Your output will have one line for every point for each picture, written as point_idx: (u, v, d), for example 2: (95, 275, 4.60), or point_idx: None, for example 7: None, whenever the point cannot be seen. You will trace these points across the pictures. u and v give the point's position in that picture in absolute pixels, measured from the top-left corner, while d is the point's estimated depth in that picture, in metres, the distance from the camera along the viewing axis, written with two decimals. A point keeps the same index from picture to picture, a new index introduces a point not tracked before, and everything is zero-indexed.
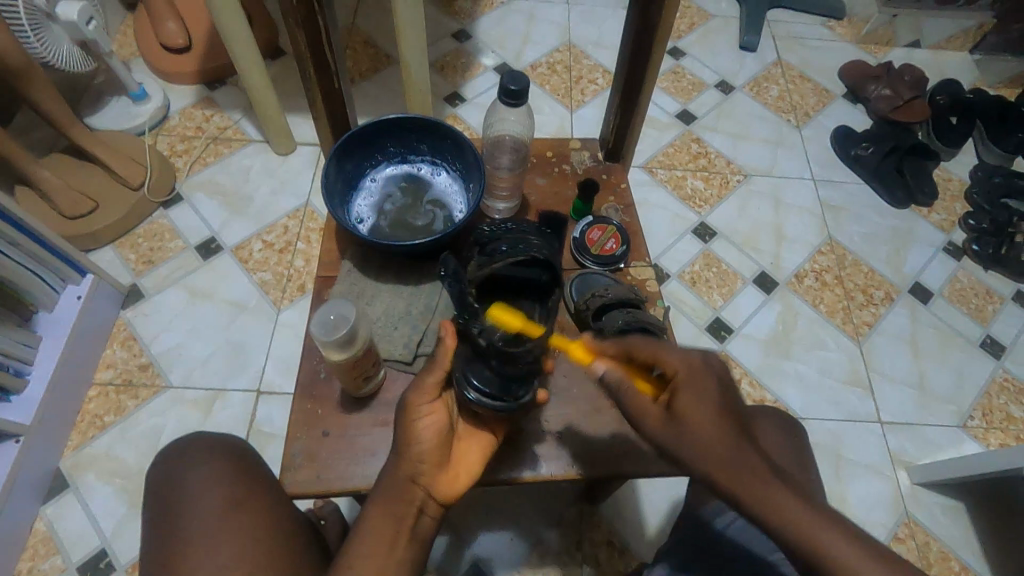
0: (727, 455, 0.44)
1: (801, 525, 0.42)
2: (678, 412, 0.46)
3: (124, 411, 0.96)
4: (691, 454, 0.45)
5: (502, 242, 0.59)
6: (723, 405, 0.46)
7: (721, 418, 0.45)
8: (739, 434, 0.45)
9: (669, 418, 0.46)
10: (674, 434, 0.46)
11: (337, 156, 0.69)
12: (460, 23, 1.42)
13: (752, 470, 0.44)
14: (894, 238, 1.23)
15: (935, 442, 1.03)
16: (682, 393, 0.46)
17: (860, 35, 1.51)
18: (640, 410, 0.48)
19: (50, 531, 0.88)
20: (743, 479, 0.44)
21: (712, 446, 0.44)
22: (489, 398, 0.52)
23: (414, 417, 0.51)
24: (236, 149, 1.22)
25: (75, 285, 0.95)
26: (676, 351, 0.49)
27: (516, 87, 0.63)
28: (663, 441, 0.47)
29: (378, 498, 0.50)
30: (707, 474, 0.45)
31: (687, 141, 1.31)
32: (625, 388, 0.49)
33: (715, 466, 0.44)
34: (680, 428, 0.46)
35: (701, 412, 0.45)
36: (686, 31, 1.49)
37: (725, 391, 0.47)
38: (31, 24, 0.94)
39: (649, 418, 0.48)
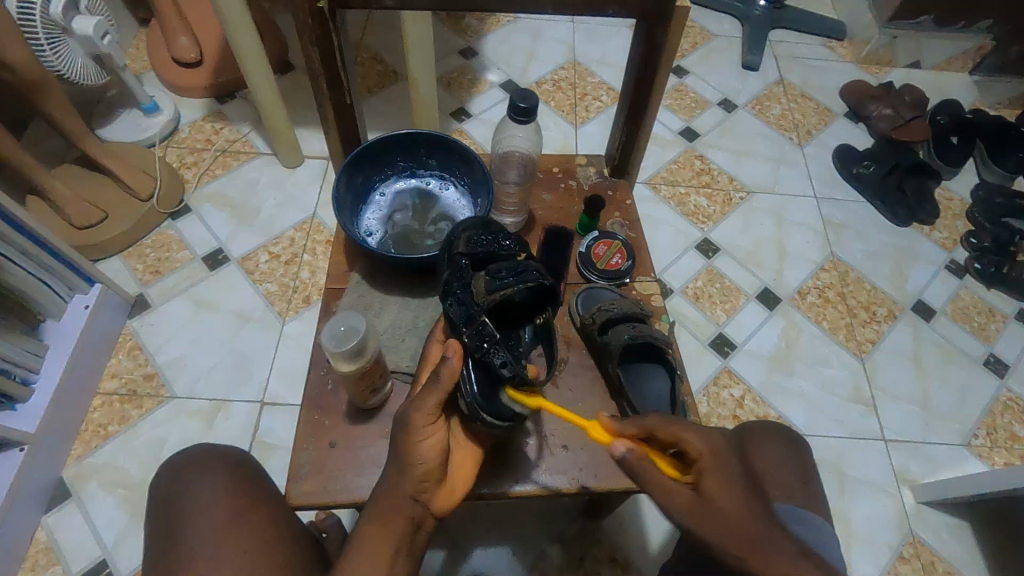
0: (757, 537, 0.46)
1: None
2: (708, 491, 0.48)
3: (128, 421, 0.96)
4: (721, 537, 0.46)
5: (504, 266, 0.56)
6: (746, 487, 0.48)
7: (746, 502, 0.47)
8: (766, 516, 0.47)
9: (699, 499, 0.48)
10: (703, 514, 0.47)
11: (347, 170, 0.70)
12: (467, 40, 1.44)
13: (782, 557, 0.45)
14: (896, 256, 1.24)
15: (938, 460, 1.03)
16: (710, 475, 0.48)
17: (861, 55, 1.53)
18: (668, 492, 0.48)
19: (51, 541, 0.87)
20: (775, 565, 0.45)
21: (743, 528, 0.46)
22: (499, 420, 0.52)
23: (414, 439, 0.49)
24: (244, 162, 1.24)
25: (83, 295, 0.95)
26: (699, 432, 0.50)
27: (525, 105, 0.64)
28: (689, 525, 0.48)
29: (378, 510, 0.50)
30: (740, 559, 0.46)
31: (690, 158, 1.33)
32: (651, 471, 0.49)
33: (748, 552, 0.45)
34: (711, 509, 0.47)
35: (728, 493, 0.47)
36: (689, 51, 1.51)
37: (749, 474, 0.49)
38: (47, 38, 0.96)
39: (677, 501, 0.48)
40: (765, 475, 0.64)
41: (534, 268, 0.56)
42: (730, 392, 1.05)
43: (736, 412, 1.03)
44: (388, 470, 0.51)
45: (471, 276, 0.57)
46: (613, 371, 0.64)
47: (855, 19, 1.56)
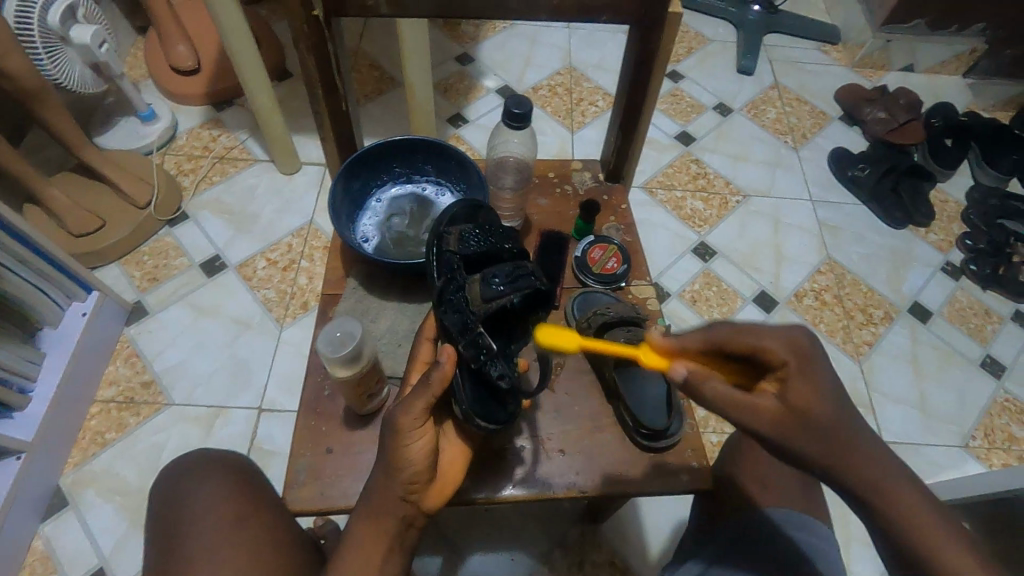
0: (854, 449, 0.40)
1: (934, 530, 0.38)
2: (797, 401, 0.41)
3: (125, 428, 0.96)
4: (810, 452, 0.41)
5: (500, 270, 0.52)
6: (843, 396, 0.41)
7: (842, 413, 0.40)
8: (865, 428, 0.41)
9: (784, 412, 0.42)
10: (789, 424, 0.41)
11: (343, 177, 0.70)
12: (463, 46, 1.45)
13: (885, 476, 0.39)
14: (892, 258, 1.25)
15: (937, 462, 1.03)
16: (798, 384, 0.42)
17: (855, 59, 1.54)
18: (746, 405, 0.42)
19: (48, 549, 0.87)
20: (874, 481, 0.39)
21: (838, 438, 0.40)
22: (491, 424, 0.53)
23: (404, 442, 0.48)
24: (242, 169, 1.24)
25: (81, 302, 0.96)
26: (782, 337, 0.43)
27: (519, 111, 0.65)
28: (775, 436, 0.42)
29: (367, 512, 0.50)
30: (834, 473, 0.40)
31: (686, 162, 1.33)
32: (717, 386, 0.43)
33: (843, 462, 0.40)
34: (801, 420, 0.41)
35: (819, 402, 0.41)
36: (684, 55, 1.52)
37: (846, 381, 0.42)
38: (45, 47, 0.97)
39: (753, 412, 0.42)
40: (766, 479, 0.63)
41: (531, 271, 0.53)
42: None
43: None
44: (376, 472, 0.50)
45: (463, 278, 0.54)
46: (608, 374, 0.65)
47: (849, 23, 1.57)
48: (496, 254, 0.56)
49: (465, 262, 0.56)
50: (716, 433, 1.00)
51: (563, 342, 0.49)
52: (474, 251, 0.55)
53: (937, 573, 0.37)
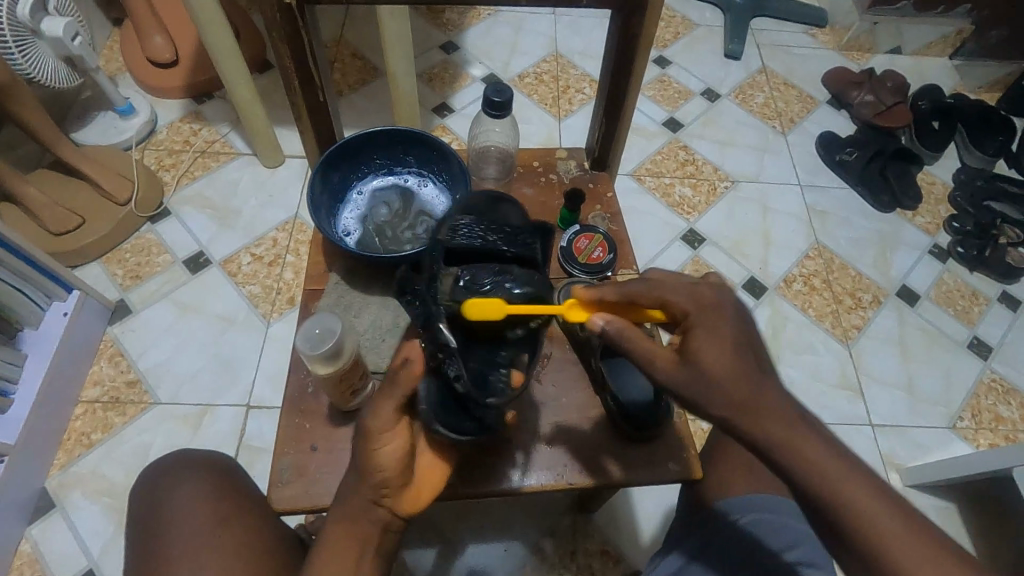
0: (748, 396, 0.41)
1: (823, 473, 0.41)
2: (694, 351, 0.43)
3: (111, 428, 0.95)
4: (715, 401, 0.42)
5: (484, 272, 0.50)
6: (738, 341, 0.43)
7: (740, 359, 0.42)
8: (760, 370, 0.42)
9: (683, 360, 0.43)
10: (691, 371, 0.42)
11: (322, 169, 0.69)
12: (447, 34, 1.43)
13: (783, 415, 0.41)
14: (880, 241, 1.25)
15: (924, 444, 1.03)
16: (698, 332, 0.43)
17: (842, 42, 1.54)
18: (648, 354, 0.44)
19: (36, 552, 0.86)
20: (775, 422, 0.41)
21: (732, 387, 0.41)
22: (458, 434, 0.51)
23: (374, 447, 0.48)
24: (224, 163, 1.22)
25: (61, 302, 0.94)
26: (682, 289, 0.46)
27: (499, 99, 0.63)
28: (673, 386, 0.43)
29: (341, 511, 0.51)
30: (734, 422, 0.42)
31: (674, 148, 1.32)
32: (627, 335, 0.44)
33: (738, 410, 0.41)
34: (697, 369, 0.42)
35: (719, 349, 0.42)
36: (671, 41, 1.50)
37: (744, 327, 0.44)
38: (16, 41, 0.94)
39: (660, 365, 0.43)
40: (751, 462, 0.63)
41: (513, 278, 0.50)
42: None
43: None
44: (351, 475, 0.51)
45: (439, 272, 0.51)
46: (596, 366, 0.64)
47: (836, 6, 1.56)
48: (485, 255, 0.51)
49: (448, 254, 0.52)
50: (707, 420, 1.00)
51: (490, 313, 0.47)
52: (461, 246, 0.51)
53: (830, 503, 0.41)
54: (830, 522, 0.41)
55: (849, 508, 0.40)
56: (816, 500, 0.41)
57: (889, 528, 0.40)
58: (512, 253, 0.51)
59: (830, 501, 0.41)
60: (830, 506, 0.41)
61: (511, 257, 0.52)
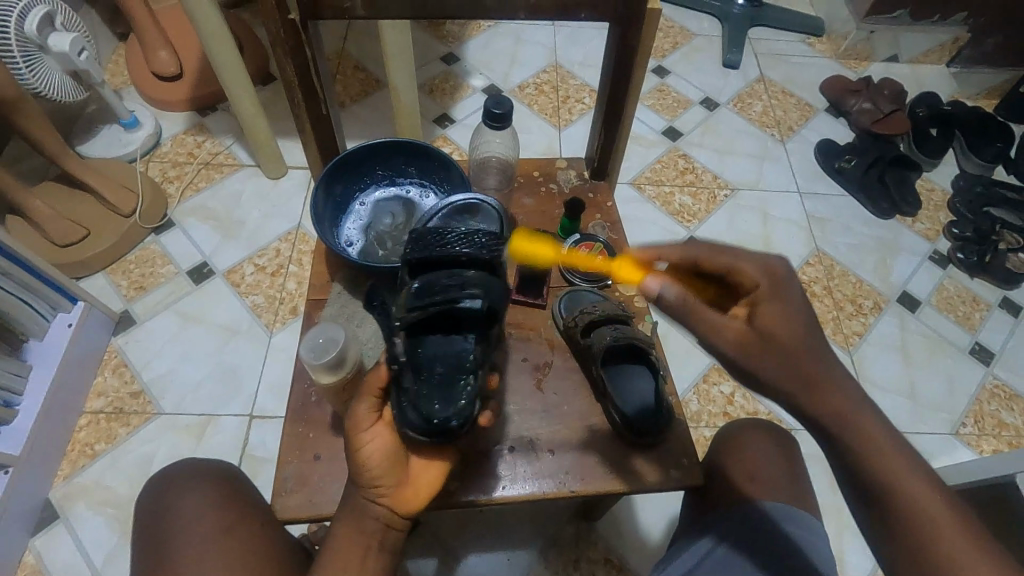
0: (816, 373, 0.42)
1: (872, 444, 0.43)
2: (766, 327, 0.43)
3: (115, 439, 0.95)
4: (776, 373, 0.43)
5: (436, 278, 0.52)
6: (811, 319, 0.44)
7: (811, 337, 0.43)
8: (825, 349, 0.43)
9: (754, 334, 0.44)
10: (758, 347, 0.43)
11: (325, 181, 0.69)
12: (448, 46, 1.44)
13: (843, 391, 0.43)
14: (880, 248, 1.25)
15: (927, 450, 1.03)
16: (766, 305, 0.44)
17: (840, 50, 1.55)
18: (716, 325, 0.45)
19: (40, 563, 0.86)
20: (835, 400, 0.43)
21: (800, 364, 0.42)
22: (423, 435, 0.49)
23: (355, 440, 0.50)
24: (228, 174, 1.23)
25: (66, 313, 0.95)
26: (755, 262, 0.45)
27: (499, 111, 0.64)
28: (739, 358, 0.44)
29: (342, 512, 0.51)
30: (797, 396, 0.43)
31: (674, 157, 1.33)
32: (687, 304, 0.46)
33: (803, 384, 0.43)
34: (767, 344, 0.43)
35: (788, 325, 0.43)
36: (669, 51, 1.52)
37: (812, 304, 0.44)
38: (23, 56, 0.95)
39: (727, 336, 0.44)
40: (751, 469, 0.64)
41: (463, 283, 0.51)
42: (720, 389, 1.05)
43: (726, 409, 1.03)
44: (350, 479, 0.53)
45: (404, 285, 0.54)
46: (595, 373, 0.64)
47: (833, 15, 1.58)
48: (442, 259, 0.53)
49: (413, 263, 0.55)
50: (709, 428, 1.00)
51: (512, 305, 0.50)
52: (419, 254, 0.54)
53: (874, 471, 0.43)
54: (868, 490, 0.44)
55: (893, 480, 0.42)
56: (866, 473, 0.43)
57: (939, 512, 0.42)
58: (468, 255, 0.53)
59: (876, 471, 0.43)
60: (876, 476, 0.43)
61: (465, 259, 0.53)
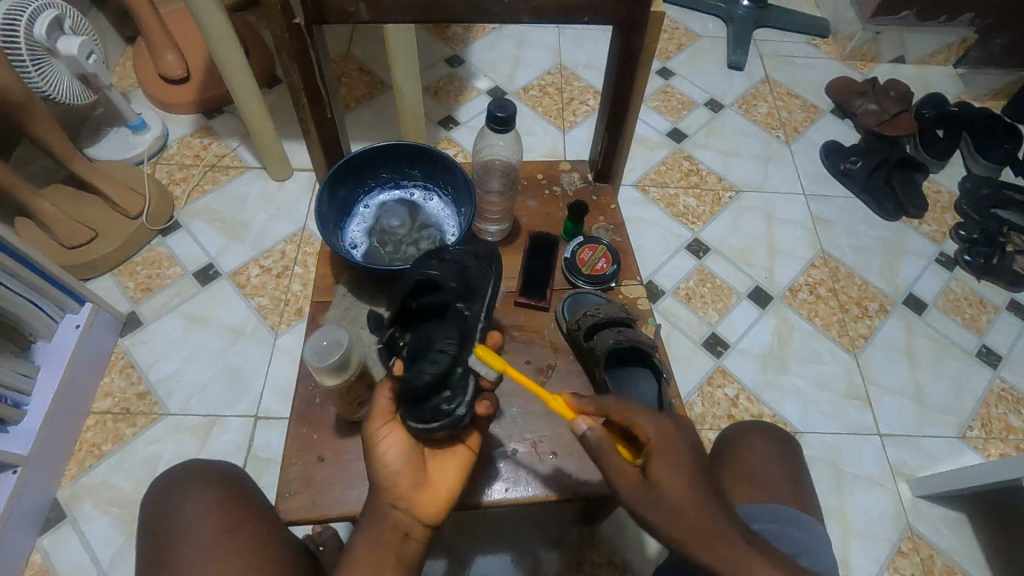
0: (705, 522, 0.43)
1: None
2: (656, 473, 0.45)
3: (122, 439, 0.96)
4: (670, 526, 0.43)
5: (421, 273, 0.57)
6: (697, 471, 0.46)
7: (695, 486, 0.45)
8: (712, 499, 0.45)
9: (649, 486, 0.45)
10: (656, 506, 0.44)
11: (329, 183, 0.70)
12: (453, 48, 1.45)
13: (730, 539, 0.43)
14: (885, 250, 1.25)
15: (932, 453, 1.03)
16: (659, 452, 0.46)
17: (845, 52, 1.54)
18: (618, 474, 0.46)
19: (47, 562, 0.87)
20: (747, 562, 0.43)
21: (687, 513, 0.43)
22: (421, 421, 0.52)
23: (376, 440, 0.52)
24: (233, 176, 1.24)
25: (74, 314, 0.95)
26: (648, 414, 0.48)
27: (503, 115, 0.63)
28: (639, 509, 0.44)
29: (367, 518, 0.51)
30: (689, 547, 0.43)
31: (678, 159, 1.33)
32: (608, 452, 0.46)
33: (692, 536, 0.43)
34: (659, 493, 0.44)
35: (681, 482, 0.45)
36: (674, 52, 1.52)
37: (699, 457, 0.47)
38: (32, 59, 0.97)
39: (626, 484, 0.45)
40: (754, 474, 0.64)
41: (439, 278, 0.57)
42: (724, 391, 1.05)
43: (731, 411, 1.03)
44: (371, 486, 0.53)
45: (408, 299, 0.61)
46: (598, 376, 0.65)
47: (838, 16, 1.57)
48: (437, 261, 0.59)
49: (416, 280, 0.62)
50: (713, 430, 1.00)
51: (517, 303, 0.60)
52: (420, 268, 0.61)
53: None
54: None
55: None
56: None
57: None
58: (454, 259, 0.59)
59: None
60: None
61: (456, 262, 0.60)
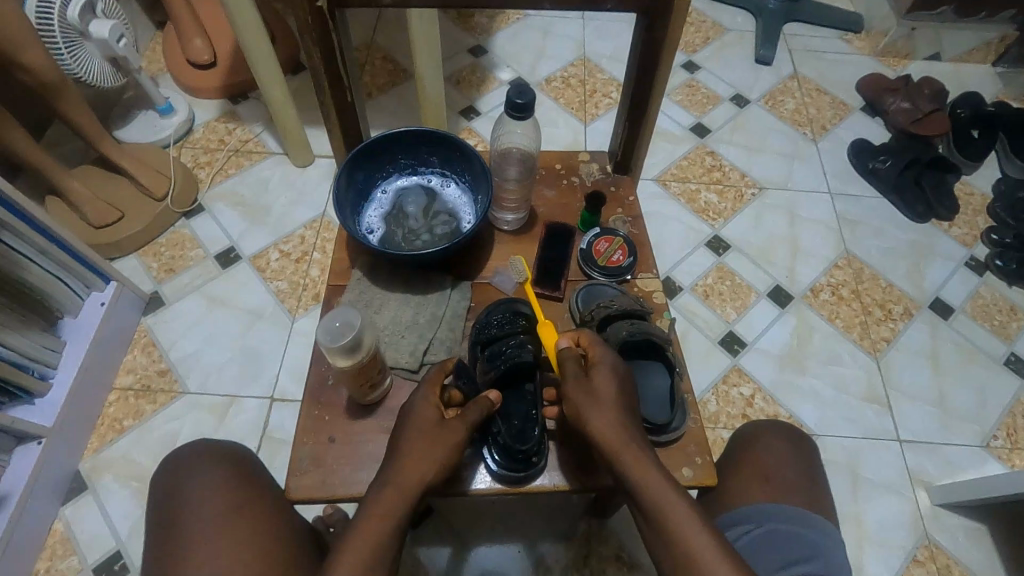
0: (617, 424, 0.54)
1: (656, 493, 0.50)
2: (595, 379, 0.56)
3: (142, 415, 0.98)
4: (592, 416, 0.54)
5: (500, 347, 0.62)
6: (625, 391, 0.56)
7: (620, 396, 0.56)
8: (629, 414, 0.55)
9: (585, 384, 0.56)
10: (586, 400, 0.55)
11: (348, 168, 0.70)
12: (476, 38, 1.44)
13: (632, 443, 0.53)
14: (913, 252, 1.21)
15: (955, 462, 1.00)
16: (600, 371, 0.57)
17: (878, 48, 1.50)
18: (567, 372, 0.57)
19: (68, 531, 0.89)
20: (638, 459, 0.52)
21: (606, 411, 0.54)
22: (510, 471, 0.59)
23: (450, 439, 0.54)
24: (256, 161, 1.26)
25: (100, 292, 0.98)
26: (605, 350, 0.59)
27: (521, 101, 0.62)
28: (571, 401, 0.55)
29: (371, 508, 0.50)
30: (599, 437, 0.53)
31: (701, 154, 1.31)
32: (567, 359, 0.58)
33: (604, 429, 0.53)
34: (591, 392, 0.55)
35: (610, 389, 0.56)
36: (701, 45, 1.49)
37: (628, 385, 0.58)
38: (65, 41, 0.99)
39: (569, 379, 0.56)
40: (768, 473, 0.63)
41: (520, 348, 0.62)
42: (740, 391, 1.04)
43: (746, 411, 1.02)
44: (394, 469, 0.53)
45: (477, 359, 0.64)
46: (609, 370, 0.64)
47: (872, 11, 1.53)
48: (507, 334, 0.64)
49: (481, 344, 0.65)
50: (726, 429, 0.99)
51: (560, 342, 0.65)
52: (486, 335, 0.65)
53: (658, 512, 0.50)
54: (660, 533, 0.50)
55: (670, 523, 0.49)
56: (663, 530, 0.49)
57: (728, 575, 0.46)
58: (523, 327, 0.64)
59: (660, 513, 0.50)
60: (660, 520, 0.50)
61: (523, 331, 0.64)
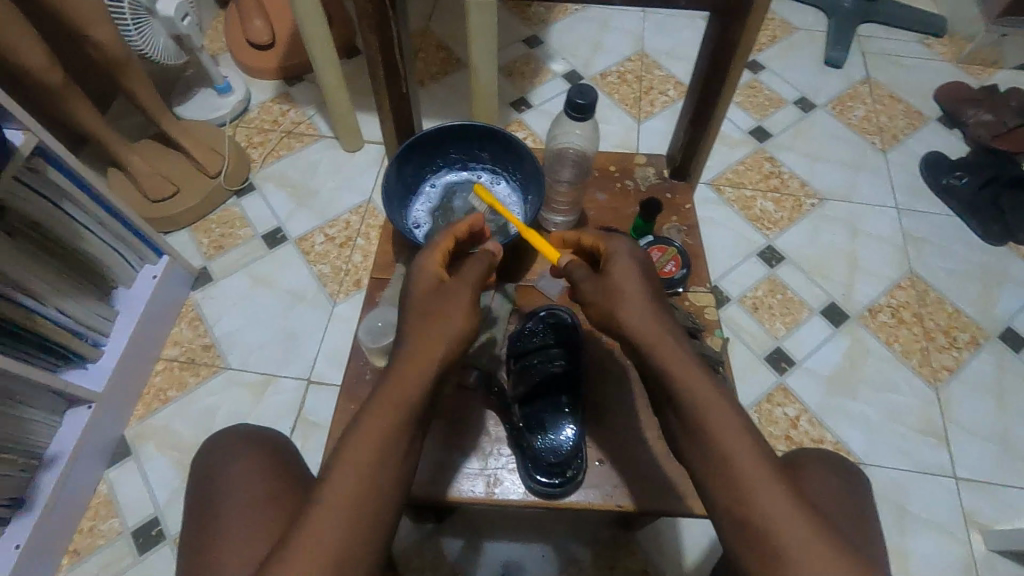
0: (657, 330, 0.50)
1: (707, 414, 0.46)
2: (617, 276, 0.53)
3: (185, 387, 1.01)
4: (631, 321, 0.50)
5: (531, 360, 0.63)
6: (659, 298, 0.53)
7: (657, 302, 0.52)
8: (672, 325, 0.51)
9: (612, 284, 0.53)
10: (620, 304, 0.51)
11: (398, 160, 0.69)
12: (532, 28, 1.41)
13: (682, 357, 0.49)
14: (984, 276, 1.13)
15: (1017, 505, 0.93)
16: (617, 262, 0.54)
17: (962, 55, 1.40)
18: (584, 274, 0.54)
19: (111, 494, 0.93)
20: (688, 373, 0.48)
21: (646, 318, 0.50)
22: (546, 486, 0.58)
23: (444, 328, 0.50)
24: (307, 144, 1.27)
25: (152, 265, 1.00)
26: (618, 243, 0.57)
27: (582, 102, 0.60)
28: (606, 305, 0.52)
29: (362, 430, 0.46)
30: (645, 346, 0.49)
31: (759, 159, 1.25)
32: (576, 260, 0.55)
33: (642, 334, 0.50)
34: (619, 292, 0.52)
35: (637, 287, 0.52)
36: (766, 45, 1.42)
37: (663, 294, 0.54)
38: (133, 19, 1.01)
39: (595, 282, 0.53)
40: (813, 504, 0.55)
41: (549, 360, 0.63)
42: (784, 411, 0.99)
43: (790, 432, 0.97)
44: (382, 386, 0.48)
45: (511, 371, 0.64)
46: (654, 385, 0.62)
47: (958, 14, 1.42)
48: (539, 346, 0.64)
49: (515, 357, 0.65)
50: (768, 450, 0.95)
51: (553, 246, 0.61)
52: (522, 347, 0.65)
53: (708, 438, 0.46)
54: (708, 466, 0.46)
55: (721, 453, 0.45)
56: (714, 458, 0.45)
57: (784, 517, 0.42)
58: (557, 340, 0.65)
59: (712, 441, 0.46)
60: (710, 446, 0.46)
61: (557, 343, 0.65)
